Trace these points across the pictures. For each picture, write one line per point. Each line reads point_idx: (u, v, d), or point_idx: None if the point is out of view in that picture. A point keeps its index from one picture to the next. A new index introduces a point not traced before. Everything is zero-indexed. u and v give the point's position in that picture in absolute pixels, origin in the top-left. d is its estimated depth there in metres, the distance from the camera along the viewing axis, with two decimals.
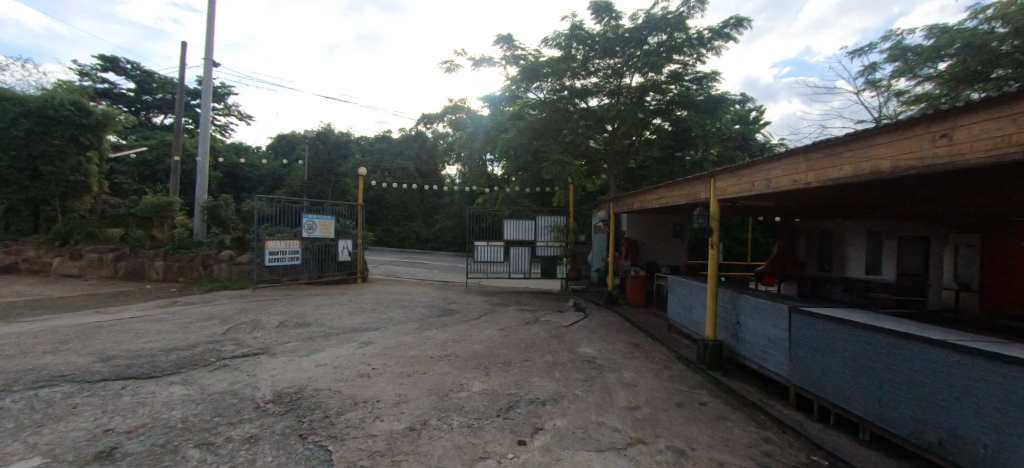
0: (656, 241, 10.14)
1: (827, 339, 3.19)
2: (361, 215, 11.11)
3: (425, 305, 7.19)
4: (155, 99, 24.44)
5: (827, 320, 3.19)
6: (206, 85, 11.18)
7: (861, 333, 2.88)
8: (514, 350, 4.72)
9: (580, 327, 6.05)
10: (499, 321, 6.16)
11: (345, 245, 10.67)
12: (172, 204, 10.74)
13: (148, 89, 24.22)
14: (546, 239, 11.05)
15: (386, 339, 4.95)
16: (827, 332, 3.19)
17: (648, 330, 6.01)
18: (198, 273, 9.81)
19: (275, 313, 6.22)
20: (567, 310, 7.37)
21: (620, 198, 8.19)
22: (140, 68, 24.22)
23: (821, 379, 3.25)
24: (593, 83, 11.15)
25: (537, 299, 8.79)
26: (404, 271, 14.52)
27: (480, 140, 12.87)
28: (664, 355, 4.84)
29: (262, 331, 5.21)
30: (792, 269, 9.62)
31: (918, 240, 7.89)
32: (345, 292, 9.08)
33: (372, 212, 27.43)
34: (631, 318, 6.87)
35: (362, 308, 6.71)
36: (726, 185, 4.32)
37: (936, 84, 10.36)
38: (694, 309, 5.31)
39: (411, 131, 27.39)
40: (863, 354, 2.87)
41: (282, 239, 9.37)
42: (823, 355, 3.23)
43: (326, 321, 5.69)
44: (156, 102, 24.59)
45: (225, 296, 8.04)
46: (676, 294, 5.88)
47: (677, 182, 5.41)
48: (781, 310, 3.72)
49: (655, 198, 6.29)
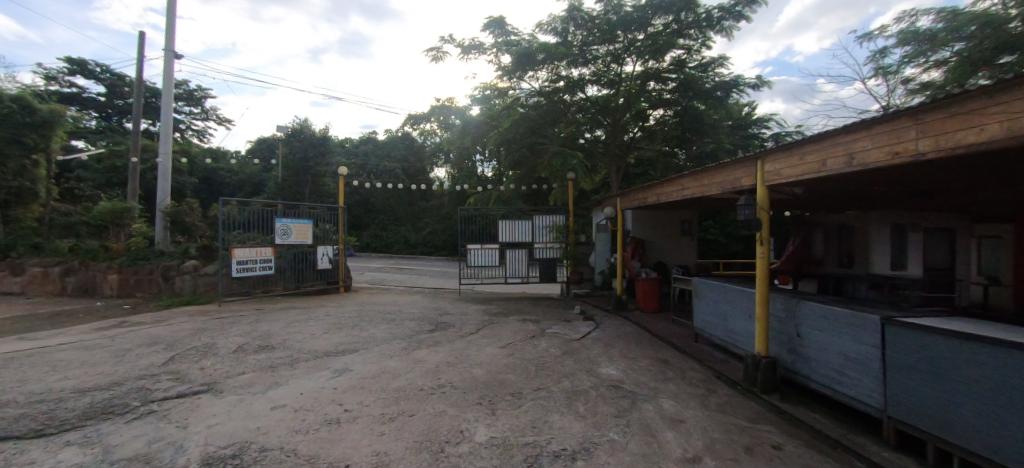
0: (664, 241, 9.37)
1: (931, 356, 2.44)
2: (343, 219, 10.20)
3: (413, 319, 6.31)
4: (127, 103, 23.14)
5: (935, 334, 2.41)
6: (168, 78, 10.14)
7: (988, 350, 2.12)
8: (523, 374, 3.88)
9: (594, 340, 5.23)
10: (501, 335, 5.31)
11: (325, 251, 9.76)
12: (130, 211, 9.66)
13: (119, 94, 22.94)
14: (545, 240, 10.23)
15: (365, 365, 4.08)
16: (932, 346, 2.44)
17: (673, 342, 5.21)
18: (158, 287, 8.75)
19: (235, 334, 5.27)
20: (576, 320, 6.54)
21: (627, 193, 7.43)
22: (110, 70, 22.91)
23: (932, 412, 2.44)
24: (591, 71, 10.36)
25: (539, 306, 7.96)
26: (392, 279, 13.59)
27: (470, 135, 12.00)
28: (702, 375, 4.02)
29: (215, 358, 4.27)
30: (809, 267, 8.89)
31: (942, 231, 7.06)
32: (324, 304, 8.16)
33: (358, 217, 26.38)
34: (648, 326, 6.08)
35: (340, 325, 5.80)
36: (779, 167, 3.54)
37: (947, 71, 9.78)
38: (729, 317, 4.53)
39: (397, 132, 26.47)
40: (990, 377, 2.11)
41: (252, 246, 8.41)
42: (934, 381, 2.43)
43: (295, 343, 4.78)
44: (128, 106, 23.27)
45: (186, 313, 7.05)
46: (703, 299, 5.11)
47: (707, 169, 4.64)
48: (859, 319, 2.97)
49: (675, 191, 5.57)
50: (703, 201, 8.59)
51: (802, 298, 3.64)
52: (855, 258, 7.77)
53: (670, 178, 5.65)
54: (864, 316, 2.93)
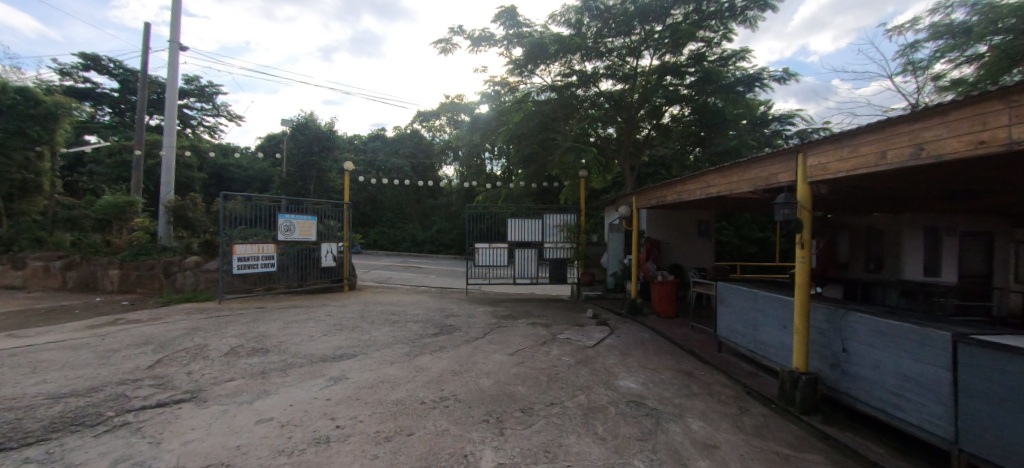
0: (680, 242, 8.97)
1: (1006, 381, 2.07)
2: (348, 216, 9.94)
3: (418, 321, 6.02)
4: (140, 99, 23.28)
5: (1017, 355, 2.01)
6: (173, 70, 9.95)
7: None
8: (534, 386, 3.55)
9: (609, 348, 4.88)
10: (509, 341, 4.98)
11: (329, 248, 9.50)
12: (133, 205, 9.52)
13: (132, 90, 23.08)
14: (555, 240, 9.88)
15: (364, 372, 3.78)
16: (1006, 368, 2.08)
17: (695, 351, 4.84)
18: (159, 283, 8.58)
19: (230, 335, 5.01)
20: (588, 324, 6.18)
21: (644, 191, 7.05)
22: (123, 66, 23.06)
23: (1013, 447, 2.04)
24: (606, 64, 9.98)
25: (549, 309, 7.63)
26: (398, 277, 13.35)
27: (480, 131, 11.68)
28: (731, 391, 3.65)
29: (205, 361, 4.01)
30: (835, 271, 8.45)
31: (980, 236, 6.59)
32: (327, 303, 7.91)
33: (366, 214, 26.25)
34: (666, 333, 5.71)
35: (341, 326, 5.53)
36: (831, 161, 3.10)
37: (981, 67, 9.19)
38: (759, 326, 4.14)
39: (406, 129, 26.22)
40: None
41: (253, 242, 8.16)
42: (1013, 410, 2.03)
43: (291, 346, 4.51)
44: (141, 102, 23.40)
45: (184, 310, 6.85)
46: (729, 306, 4.73)
47: (738, 164, 4.22)
48: (923, 334, 2.56)
49: (697, 188, 5.18)
50: (723, 201, 8.16)
51: (848, 308, 3.26)
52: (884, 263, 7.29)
53: (692, 174, 5.26)
54: (925, 330, 2.55)
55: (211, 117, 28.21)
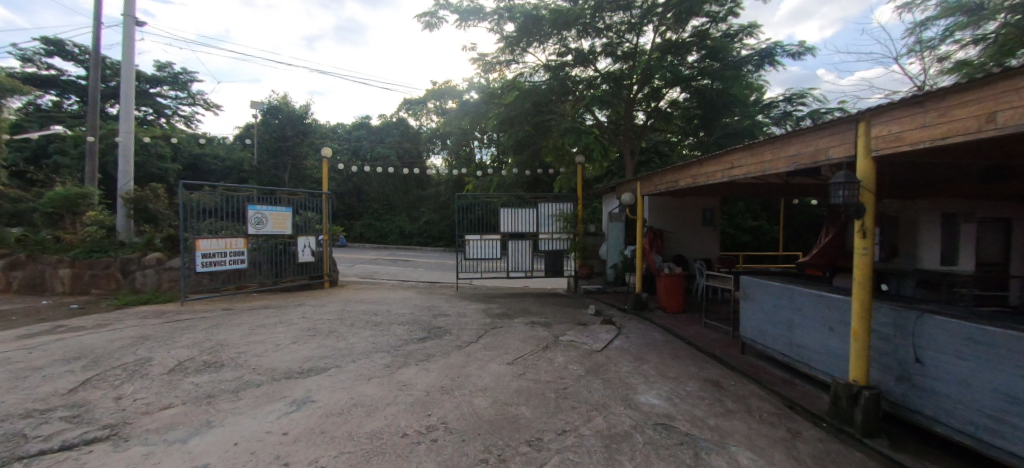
0: (684, 231, 8.44)
1: None
2: (327, 207, 9.20)
3: (402, 323, 5.38)
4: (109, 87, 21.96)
5: None
6: (127, 46, 8.95)
7: None
8: (540, 406, 2.95)
9: (620, 352, 4.31)
10: (507, 346, 4.38)
11: (306, 242, 8.76)
12: (87, 197, 8.62)
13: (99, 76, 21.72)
14: (551, 230, 9.28)
15: (334, 391, 3.15)
16: None
17: (716, 354, 4.30)
18: (117, 282, 7.78)
19: (182, 344, 4.33)
20: (592, 323, 5.62)
21: (651, 177, 6.45)
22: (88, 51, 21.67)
23: None
24: (603, 42, 9.33)
25: (547, 305, 7.05)
26: (384, 271, 12.66)
27: (469, 115, 10.95)
28: (772, 407, 3.10)
29: (142, 381, 3.32)
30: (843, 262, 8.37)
31: (1001, 222, 6.12)
32: (303, 302, 7.23)
33: (351, 206, 25.37)
34: (679, 333, 5.18)
35: (314, 331, 4.88)
36: (909, 131, 2.47)
37: (991, 46, 8.73)
38: (796, 328, 3.60)
39: (392, 117, 25.21)
40: None
41: (220, 237, 7.39)
42: None
43: (251, 358, 3.85)
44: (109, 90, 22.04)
45: (140, 313, 6.12)
46: (755, 303, 4.20)
47: (773, 140, 3.61)
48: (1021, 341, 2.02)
49: (716, 170, 4.60)
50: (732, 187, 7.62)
51: (918, 309, 2.69)
52: None
53: (711, 155, 4.66)
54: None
55: (186, 106, 26.77)
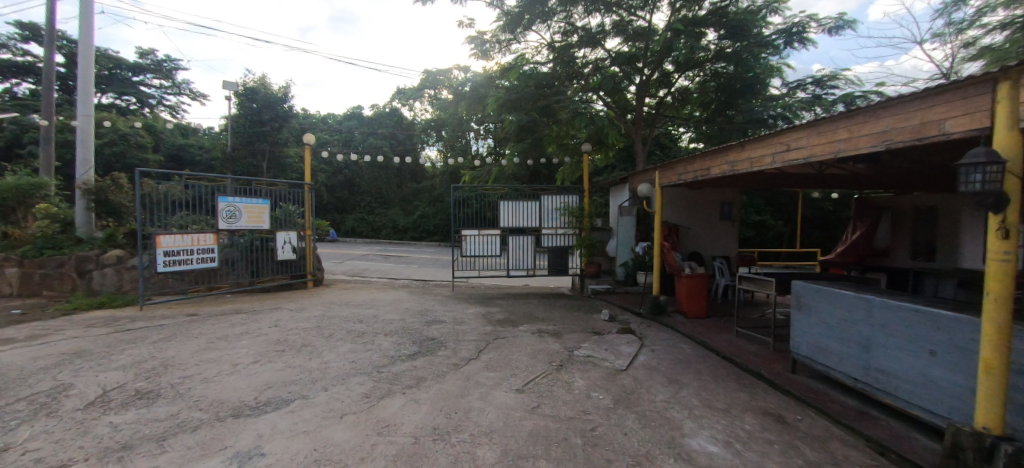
0: (701, 227, 7.72)
1: None
2: (310, 199, 8.41)
3: (389, 333, 4.64)
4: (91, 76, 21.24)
5: None
6: (82, 17, 7.95)
7: None
8: (565, 459, 2.21)
9: (649, 372, 3.61)
10: (514, 366, 3.64)
11: (285, 238, 7.95)
12: (43, 187, 7.76)
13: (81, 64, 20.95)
14: (555, 225, 8.55)
15: (293, 436, 2.39)
16: None
17: (764, 374, 3.61)
18: (73, 283, 6.97)
19: (119, 364, 3.57)
20: (608, 332, 4.91)
21: (674, 164, 5.66)
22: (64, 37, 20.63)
23: None
24: (612, 21, 8.63)
25: (553, 308, 6.34)
26: (375, 268, 11.90)
27: (467, 100, 10.13)
28: (862, 457, 2.38)
29: (41, 423, 2.54)
30: (870, 259, 7.87)
31: None
32: (281, 306, 6.46)
33: (343, 200, 24.52)
34: (710, 344, 4.49)
35: (284, 345, 4.10)
36: None
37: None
38: (875, 348, 2.90)
39: (385, 107, 24.21)
40: None
41: (185, 232, 6.52)
42: None
43: (197, 386, 3.10)
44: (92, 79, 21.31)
45: (89, 321, 5.34)
46: (815, 314, 3.47)
47: (858, 112, 2.82)
48: None
49: (765, 154, 3.82)
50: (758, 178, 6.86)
51: None
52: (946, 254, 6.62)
53: (759, 135, 3.87)
54: None
55: (171, 95, 25.65)
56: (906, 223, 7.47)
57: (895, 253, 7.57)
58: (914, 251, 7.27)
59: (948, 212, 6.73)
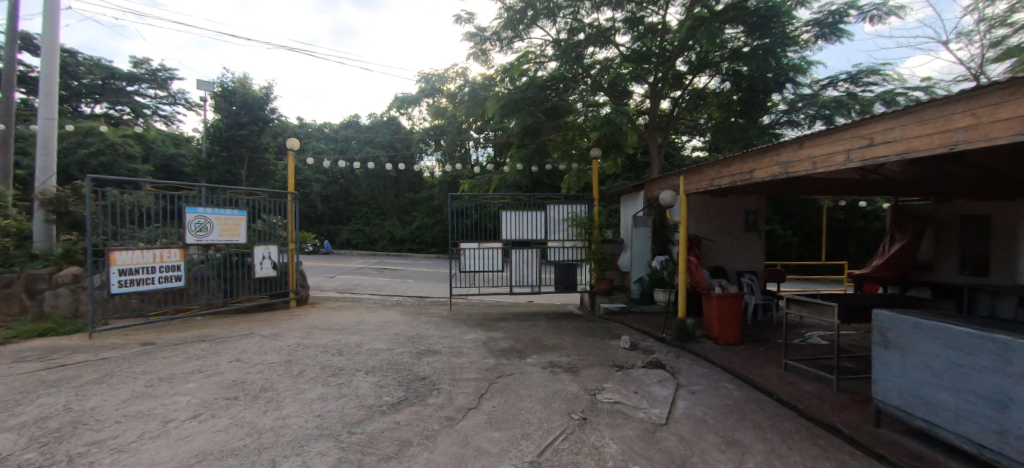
0: (725, 239, 6.99)
1: None
2: (293, 209, 7.74)
3: (372, 370, 3.86)
4: (85, 85, 20.79)
5: None
6: (47, 11, 7.26)
7: None
8: None
9: (696, 428, 2.84)
10: (525, 420, 2.87)
11: (265, 252, 7.20)
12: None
13: (75, 74, 20.47)
14: (562, 237, 7.83)
15: None
16: None
17: (843, 430, 2.83)
18: (21, 306, 6.12)
19: (21, 421, 2.79)
20: (633, 366, 4.15)
21: (701, 170, 4.96)
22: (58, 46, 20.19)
23: None
24: (622, 17, 8.10)
25: (564, 333, 5.57)
26: (369, 284, 11.15)
27: (466, 103, 9.50)
28: None
29: None
30: (911, 274, 7.14)
31: None
32: (254, 331, 5.67)
33: (338, 210, 23.84)
34: (759, 383, 3.72)
35: (239, 391, 3.31)
36: None
37: None
38: (1009, 405, 2.13)
39: (383, 116, 23.64)
40: None
41: (145, 247, 5.70)
42: None
43: (106, 459, 2.32)
44: (86, 88, 20.82)
45: (23, 353, 4.55)
46: (910, 354, 2.72)
47: (967, 93, 2.10)
48: None
49: (839, 150, 2.99)
50: (789, 185, 6.16)
51: None
52: (1005, 270, 5.88)
53: (819, 131, 3.14)
54: None
55: (167, 105, 25.10)
56: (950, 232, 6.76)
57: (940, 267, 6.84)
58: (961, 262, 6.54)
59: (1000, 218, 6.03)
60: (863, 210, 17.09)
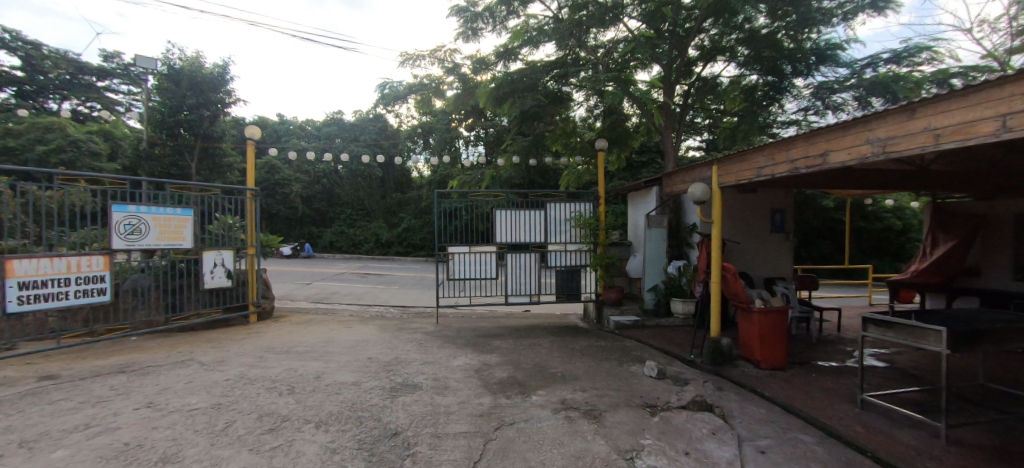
0: (751, 242, 6.13)
1: None
2: (252, 209, 6.77)
3: (326, 420, 2.85)
4: (49, 79, 19.29)
5: None
6: None
7: None
8: None
9: None
10: None
11: (216, 259, 6.15)
12: None
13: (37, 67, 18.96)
14: (563, 240, 6.89)
15: None
16: None
17: None
18: None
19: None
20: (670, 406, 3.22)
21: (745, 155, 4.02)
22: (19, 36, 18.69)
23: None
24: None
25: (573, 355, 4.62)
26: (347, 292, 10.09)
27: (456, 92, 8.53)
28: None
29: None
30: (954, 280, 6.37)
31: None
32: (193, 357, 4.61)
33: (321, 212, 22.63)
34: (837, 432, 2.83)
35: (121, 466, 2.27)
36: None
37: None
38: None
39: (368, 112, 22.40)
40: None
41: (56, 254, 4.49)
42: None
43: None
44: (50, 82, 19.32)
45: None
46: None
47: None
48: None
49: (987, 115, 2.02)
50: (828, 179, 5.33)
51: None
52: None
53: (949, 90, 2.18)
54: None
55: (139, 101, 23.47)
56: (1002, 232, 5.94)
57: (989, 272, 6.06)
58: (1016, 268, 5.73)
59: None
60: (866, 210, 16.55)
